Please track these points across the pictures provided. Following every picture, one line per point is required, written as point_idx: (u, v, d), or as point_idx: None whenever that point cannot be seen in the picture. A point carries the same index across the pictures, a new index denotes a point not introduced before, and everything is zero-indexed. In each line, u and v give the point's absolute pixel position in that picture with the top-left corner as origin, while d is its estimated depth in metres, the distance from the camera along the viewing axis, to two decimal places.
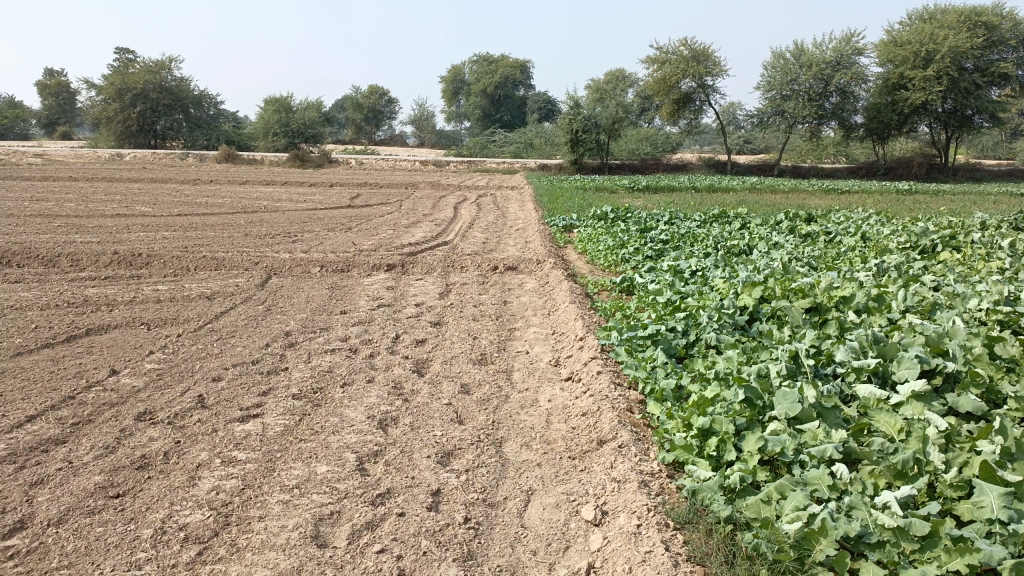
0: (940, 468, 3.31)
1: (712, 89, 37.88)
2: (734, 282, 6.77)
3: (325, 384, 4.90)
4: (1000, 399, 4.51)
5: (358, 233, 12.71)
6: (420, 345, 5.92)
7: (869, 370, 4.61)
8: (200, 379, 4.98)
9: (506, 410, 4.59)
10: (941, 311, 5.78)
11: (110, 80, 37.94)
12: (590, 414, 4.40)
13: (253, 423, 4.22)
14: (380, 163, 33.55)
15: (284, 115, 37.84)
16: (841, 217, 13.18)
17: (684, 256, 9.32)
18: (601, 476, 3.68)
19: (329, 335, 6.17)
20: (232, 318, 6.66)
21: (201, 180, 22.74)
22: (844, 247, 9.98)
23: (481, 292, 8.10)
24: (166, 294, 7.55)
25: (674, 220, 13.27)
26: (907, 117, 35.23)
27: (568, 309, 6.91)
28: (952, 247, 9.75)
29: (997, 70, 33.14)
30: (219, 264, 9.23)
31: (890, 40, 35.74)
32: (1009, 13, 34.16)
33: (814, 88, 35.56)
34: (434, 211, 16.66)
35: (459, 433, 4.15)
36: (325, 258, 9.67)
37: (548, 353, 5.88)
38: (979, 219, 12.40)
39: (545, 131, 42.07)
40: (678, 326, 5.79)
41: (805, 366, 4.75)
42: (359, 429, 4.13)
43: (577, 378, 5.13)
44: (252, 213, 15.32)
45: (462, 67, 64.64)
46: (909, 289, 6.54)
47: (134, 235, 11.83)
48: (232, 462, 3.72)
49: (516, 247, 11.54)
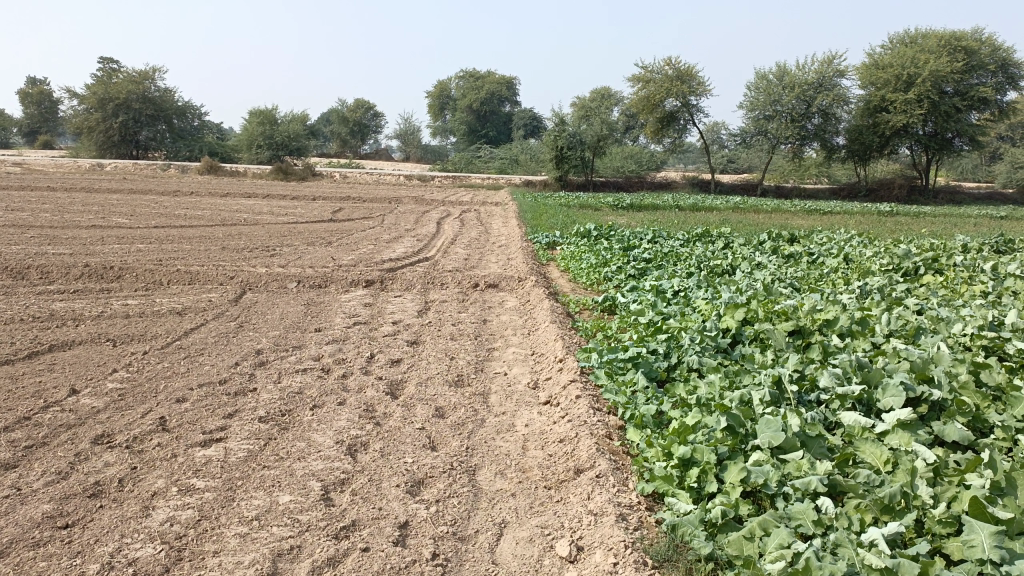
0: (928, 503, 3.19)
1: (696, 109, 38.12)
2: (717, 303, 6.68)
3: (294, 406, 4.73)
4: (986, 428, 4.41)
5: (338, 247, 12.54)
6: (394, 366, 5.76)
7: (854, 397, 4.51)
8: (164, 400, 4.78)
9: (481, 435, 4.44)
10: (925, 336, 5.69)
11: (92, 90, 37.59)
12: (567, 440, 4.25)
13: (215, 448, 4.05)
14: (364, 177, 33.37)
15: (268, 127, 37.63)
16: (824, 237, 13.20)
17: (666, 275, 9.23)
18: (577, 508, 3.54)
19: (301, 354, 5.99)
20: (202, 334, 6.46)
21: (182, 192, 22.46)
22: (827, 268, 9.93)
23: (460, 310, 7.95)
24: (135, 309, 7.34)
25: (657, 239, 13.20)
26: (888, 139, 35.63)
27: (548, 329, 6.78)
28: (934, 270, 9.74)
29: (977, 94, 33.54)
30: (192, 278, 9.02)
31: (872, 64, 36.22)
32: (989, 39, 34.61)
33: (797, 108, 35.86)
34: (417, 226, 16.51)
35: (431, 460, 4.00)
36: (303, 273, 9.48)
37: (526, 375, 5.73)
38: (960, 242, 12.43)
39: (531, 147, 42.14)
40: (660, 348, 5.67)
41: (788, 392, 4.65)
42: (326, 455, 3.96)
43: (556, 403, 4.97)
44: (232, 226, 15.10)
45: (449, 82, 64.71)
46: (892, 312, 6.47)
47: (109, 247, 11.57)
48: (190, 491, 3.55)
49: (498, 264, 11.41)
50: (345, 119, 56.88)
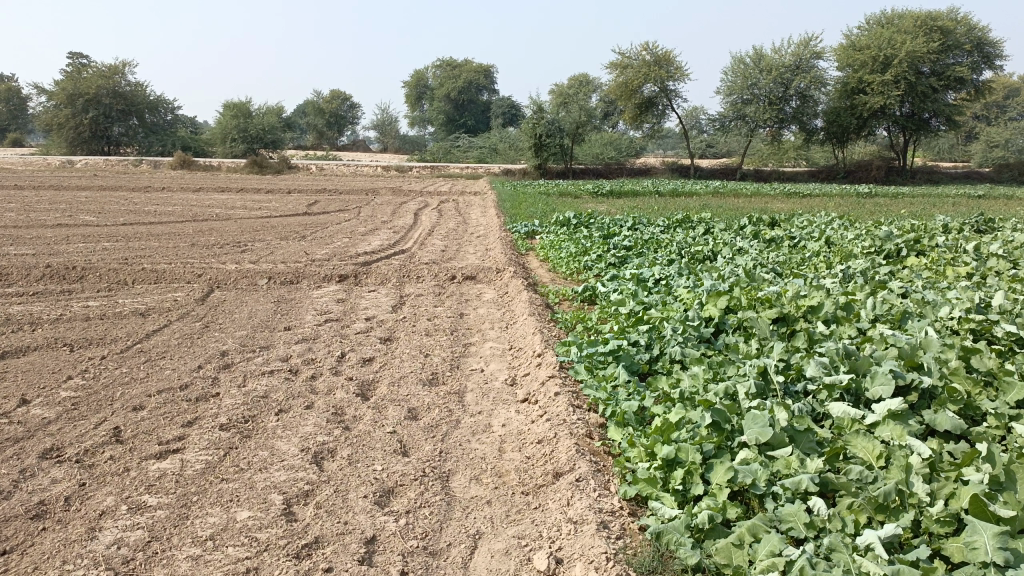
0: (924, 500, 3.04)
1: (674, 93, 37.96)
2: (698, 291, 6.49)
3: (259, 411, 4.49)
4: (978, 415, 4.28)
5: (311, 241, 12.24)
6: (366, 365, 5.52)
7: (842, 387, 4.35)
8: (119, 409, 4.52)
9: (455, 438, 4.22)
10: (911, 320, 5.55)
11: (61, 85, 36.76)
12: (546, 441, 4.04)
13: (169, 460, 3.80)
14: (340, 169, 32.98)
15: (242, 120, 37.06)
16: (805, 221, 13.08)
17: (646, 263, 9.08)
18: (556, 516, 3.33)
19: (269, 354, 5.74)
20: (165, 336, 6.19)
21: (154, 188, 22.02)
22: (809, 252, 9.81)
23: (436, 304, 7.72)
24: (96, 311, 7.04)
25: (637, 225, 13.03)
26: (865, 121, 35.73)
27: (527, 322, 6.57)
28: (917, 251, 9.60)
29: (953, 74, 33.62)
30: (158, 276, 8.72)
31: (849, 45, 36.25)
32: (964, 17, 34.68)
33: (774, 92, 35.82)
34: (394, 217, 16.25)
35: (401, 466, 3.78)
36: (274, 269, 9.21)
37: (504, 371, 5.51)
38: (941, 223, 12.37)
39: (510, 136, 41.86)
40: (641, 340, 5.48)
41: (774, 383, 4.48)
42: (290, 464, 3.73)
43: (534, 400, 4.76)
44: (203, 221, 14.75)
45: (425, 72, 64.03)
46: (877, 296, 6.33)
47: (74, 246, 11.22)
48: (142, 509, 3.31)
49: (476, 255, 11.19)
50: (320, 110, 56.16)
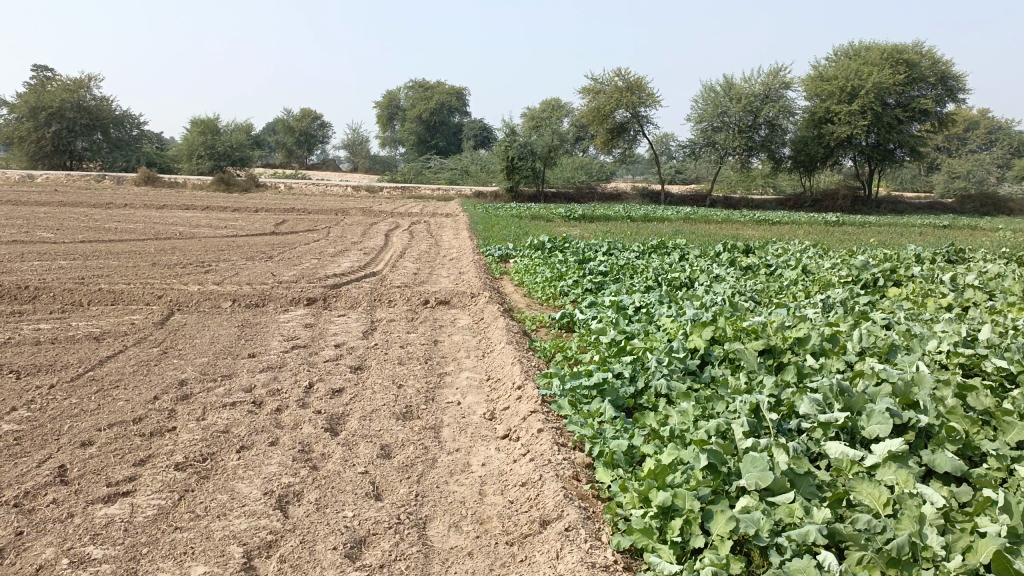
0: (940, 554, 2.84)
1: (645, 119, 38.25)
2: (681, 320, 6.29)
3: (218, 449, 4.16)
4: (978, 455, 4.12)
5: (278, 262, 11.86)
6: (336, 397, 5.20)
7: (838, 425, 4.17)
8: (66, 445, 4.16)
9: (432, 479, 3.93)
10: (900, 354, 5.41)
11: (23, 98, 35.85)
12: (530, 484, 3.77)
13: (119, 505, 3.46)
14: (310, 188, 32.54)
15: (210, 136, 36.44)
16: (779, 248, 13.06)
17: (624, 289, 8.89)
18: (544, 569, 3.06)
19: (232, 384, 5.39)
20: (120, 363, 5.81)
21: (116, 204, 21.42)
22: (787, 280, 9.72)
23: (409, 330, 7.43)
24: (47, 335, 6.62)
25: (612, 251, 12.87)
26: (831, 150, 36.31)
27: (505, 351, 6.32)
28: (893, 282, 9.55)
29: (918, 105, 34.34)
30: (115, 297, 8.30)
31: (816, 76, 36.92)
32: (928, 52, 35.53)
33: (744, 120, 36.26)
34: (364, 239, 15.93)
35: (374, 512, 3.48)
36: (239, 291, 8.86)
37: (482, 405, 5.23)
38: (913, 253, 12.39)
39: (481, 158, 41.79)
40: (625, 371, 5.25)
41: (768, 421, 4.27)
42: (251, 510, 3.42)
43: (516, 437, 4.49)
44: (166, 240, 14.30)
45: (397, 93, 63.86)
46: (862, 328, 6.19)
47: (28, 263, 10.73)
48: (85, 563, 2.97)
49: (449, 279, 10.92)
50: (290, 128, 55.62)
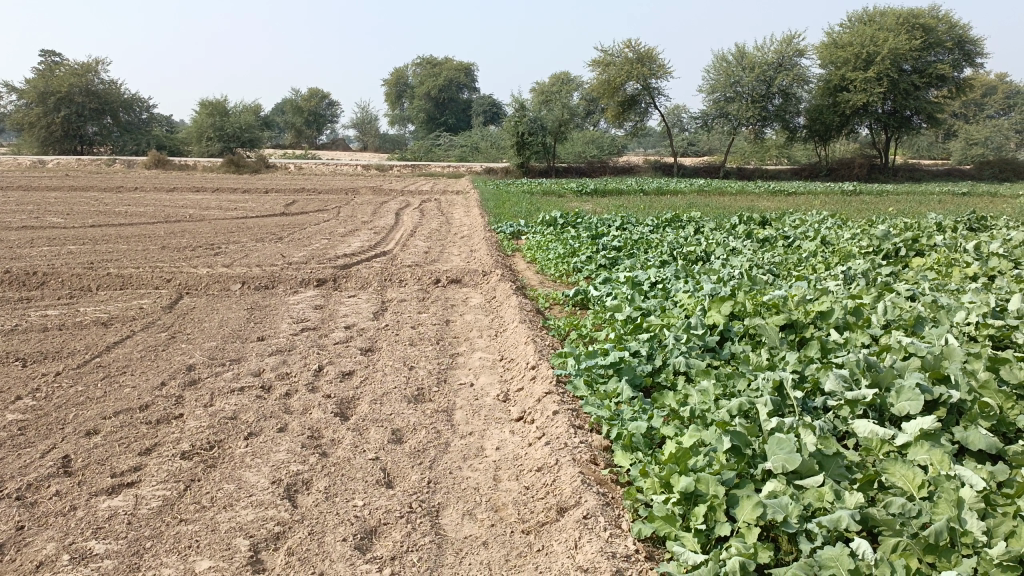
0: (981, 541, 2.69)
1: (657, 91, 37.71)
2: (698, 295, 6.11)
3: (226, 436, 4.05)
4: (1012, 433, 3.95)
5: (288, 243, 11.75)
6: (346, 380, 5.08)
7: (866, 403, 4.01)
8: (70, 434, 4.06)
9: (445, 464, 3.81)
10: (927, 326, 5.22)
11: (32, 83, 35.78)
12: (546, 469, 3.65)
13: (123, 497, 3.37)
14: (320, 168, 32.38)
15: (219, 118, 36.28)
16: (796, 219, 12.81)
17: (639, 265, 8.71)
18: (562, 560, 2.94)
19: (240, 369, 5.28)
20: (128, 349, 5.72)
21: (126, 188, 21.37)
22: (806, 252, 9.49)
23: (420, 310, 7.30)
24: (54, 321, 6.54)
25: (625, 225, 12.68)
26: (847, 118, 35.70)
27: (517, 330, 6.18)
28: (916, 252, 9.29)
29: (935, 71, 33.66)
30: (124, 282, 8.22)
31: (831, 42, 36.19)
32: (945, 15, 34.73)
33: (757, 89, 35.66)
34: (374, 218, 15.78)
35: (385, 501, 3.36)
36: (248, 273, 8.75)
37: (495, 386, 5.09)
38: (934, 221, 12.10)
39: (491, 135, 41.44)
40: (642, 349, 5.10)
41: (792, 399, 4.11)
42: (258, 500, 3.31)
43: (531, 420, 4.36)
44: (175, 223, 14.21)
45: (405, 70, 63.37)
46: (886, 300, 5.99)
47: (38, 249, 10.67)
48: (87, 559, 2.87)
49: (461, 257, 10.76)
50: (299, 108, 55.36)
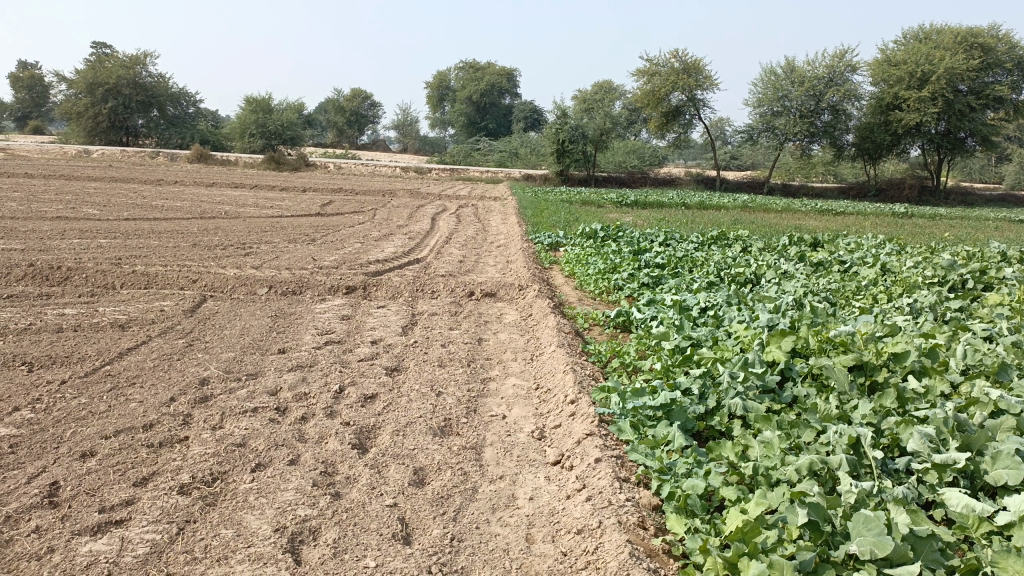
0: None
1: (702, 103, 36.97)
2: (755, 326, 5.58)
3: (232, 467, 3.66)
4: None
5: (321, 246, 11.46)
6: (368, 405, 4.66)
7: (956, 468, 3.48)
8: (63, 456, 3.70)
9: (471, 516, 3.37)
10: (1013, 375, 4.64)
11: (82, 74, 36.23)
12: (587, 532, 3.19)
13: (107, 540, 2.97)
14: (359, 168, 32.28)
15: (261, 115, 36.33)
16: (850, 242, 12.17)
17: (684, 286, 8.21)
18: None
19: (255, 386, 4.89)
20: (140, 358, 5.35)
21: (166, 181, 21.32)
22: (864, 279, 8.87)
23: (452, 326, 6.87)
24: (71, 322, 6.24)
25: (668, 241, 12.12)
26: (899, 137, 34.67)
27: (555, 355, 5.73)
28: (984, 284, 8.61)
29: (992, 92, 32.47)
30: (149, 281, 7.93)
31: (884, 59, 35.12)
32: (1005, 35, 33.57)
33: (806, 104, 34.75)
34: (410, 222, 15.45)
35: (401, 562, 2.92)
36: (276, 277, 8.40)
37: (530, 421, 4.63)
38: (998, 250, 11.36)
39: (532, 141, 41.02)
40: (692, 387, 4.61)
41: (870, 459, 3.57)
42: (257, 554, 2.91)
43: (569, 465, 3.91)
44: (209, 219, 13.98)
45: (448, 73, 63.41)
46: (961, 341, 5.39)
47: (66, 242, 10.45)
48: None
49: (497, 268, 10.35)
50: (341, 108, 55.60)
